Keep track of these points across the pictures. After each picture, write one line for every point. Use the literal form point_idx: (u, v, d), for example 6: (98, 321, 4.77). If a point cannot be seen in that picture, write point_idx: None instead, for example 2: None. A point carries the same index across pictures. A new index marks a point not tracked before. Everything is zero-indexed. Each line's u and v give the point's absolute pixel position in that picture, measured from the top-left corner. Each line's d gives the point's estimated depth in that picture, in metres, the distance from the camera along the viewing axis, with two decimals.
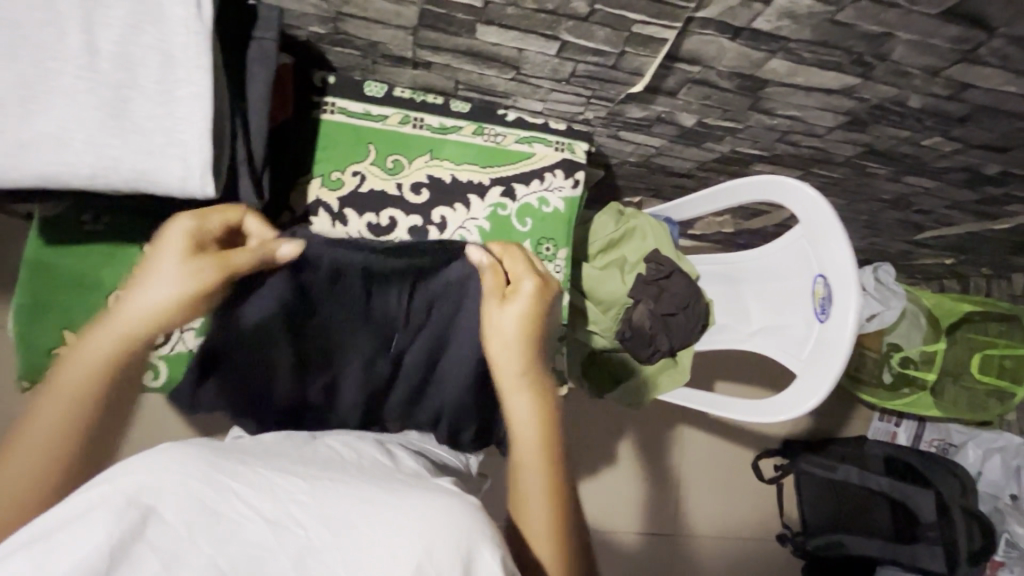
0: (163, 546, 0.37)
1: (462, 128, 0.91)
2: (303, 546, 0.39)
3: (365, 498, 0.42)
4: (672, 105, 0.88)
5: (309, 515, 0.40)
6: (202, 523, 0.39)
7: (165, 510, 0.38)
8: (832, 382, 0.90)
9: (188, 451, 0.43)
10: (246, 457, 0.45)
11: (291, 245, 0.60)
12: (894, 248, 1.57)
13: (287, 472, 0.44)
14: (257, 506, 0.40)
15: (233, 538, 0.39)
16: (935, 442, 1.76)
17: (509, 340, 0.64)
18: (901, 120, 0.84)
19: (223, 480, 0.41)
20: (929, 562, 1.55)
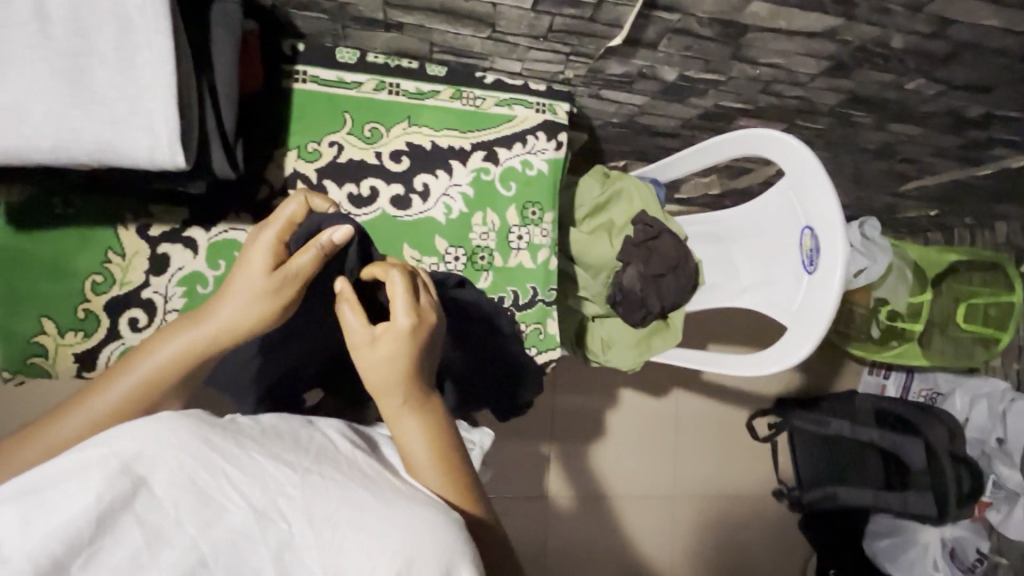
0: (149, 522, 0.36)
1: (440, 92, 0.89)
2: (284, 542, 0.38)
3: (356, 498, 0.42)
4: (652, 58, 0.87)
5: (297, 510, 0.40)
6: (190, 503, 0.38)
7: (155, 483, 0.37)
8: (822, 332, 0.91)
9: (184, 423, 0.41)
10: (243, 433, 0.44)
11: (341, 230, 0.58)
12: (879, 201, 1.57)
13: (280, 458, 0.43)
14: (246, 494, 0.39)
15: (218, 522, 0.38)
16: (924, 392, 1.79)
17: (384, 374, 0.54)
18: (884, 63, 0.83)
19: (217, 459, 0.40)
20: (921, 507, 1.58)
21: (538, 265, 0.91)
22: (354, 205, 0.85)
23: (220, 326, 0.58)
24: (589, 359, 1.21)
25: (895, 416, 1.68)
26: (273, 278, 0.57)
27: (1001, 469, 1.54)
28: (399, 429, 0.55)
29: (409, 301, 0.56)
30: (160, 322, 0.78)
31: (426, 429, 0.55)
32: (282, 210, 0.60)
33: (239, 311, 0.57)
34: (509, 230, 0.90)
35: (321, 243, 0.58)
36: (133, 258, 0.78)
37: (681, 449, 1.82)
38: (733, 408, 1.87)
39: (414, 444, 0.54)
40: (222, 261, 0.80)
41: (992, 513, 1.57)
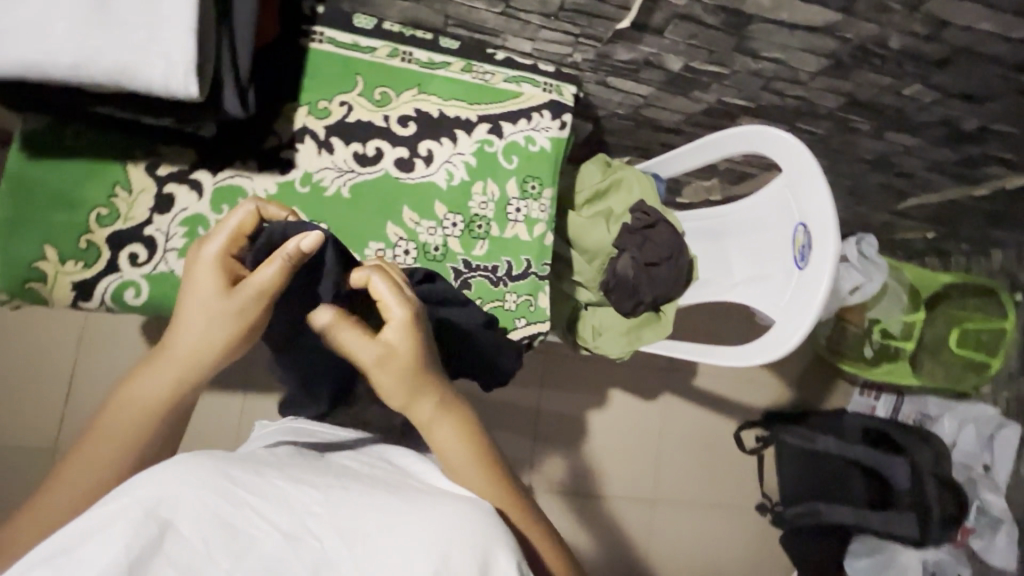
0: (181, 562, 0.37)
1: (451, 64, 0.92)
2: (318, 560, 0.40)
3: (384, 511, 0.44)
4: (658, 45, 0.89)
5: (325, 526, 0.42)
6: (219, 538, 0.39)
7: (181, 525, 0.38)
8: (811, 323, 0.93)
9: (200, 463, 0.43)
10: (260, 470, 0.46)
11: (309, 237, 0.55)
12: (877, 219, 1.59)
13: (300, 483, 0.45)
14: (271, 519, 0.41)
15: (249, 552, 0.39)
16: (912, 415, 1.77)
17: (406, 387, 0.58)
18: (882, 65, 0.86)
19: (239, 494, 0.42)
20: (903, 529, 1.54)
21: (533, 239, 0.93)
22: (359, 163, 0.88)
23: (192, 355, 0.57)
24: (579, 345, 1.22)
25: (880, 434, 1.69)
26: (234, 299, 0.56)
27: (986, 495, 1.56)
28: (435, 436, 0.60)
29: (400, 296, 0.59)
30: (160, 259, 0.80)
31: (458, 432, 0.60)
32: (225, 221, 0.59)
33: (212, 333, 0.57)
34: (508, 202, 0.92)
35: (287, 251, 0.55)
36: (139, 195, 0.80)
37: (669, 454, 1.81)
38: (721, 418, 1.86)
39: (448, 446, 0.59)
40: (225, 206, 0.82)
41: (974, 540, 1.58)
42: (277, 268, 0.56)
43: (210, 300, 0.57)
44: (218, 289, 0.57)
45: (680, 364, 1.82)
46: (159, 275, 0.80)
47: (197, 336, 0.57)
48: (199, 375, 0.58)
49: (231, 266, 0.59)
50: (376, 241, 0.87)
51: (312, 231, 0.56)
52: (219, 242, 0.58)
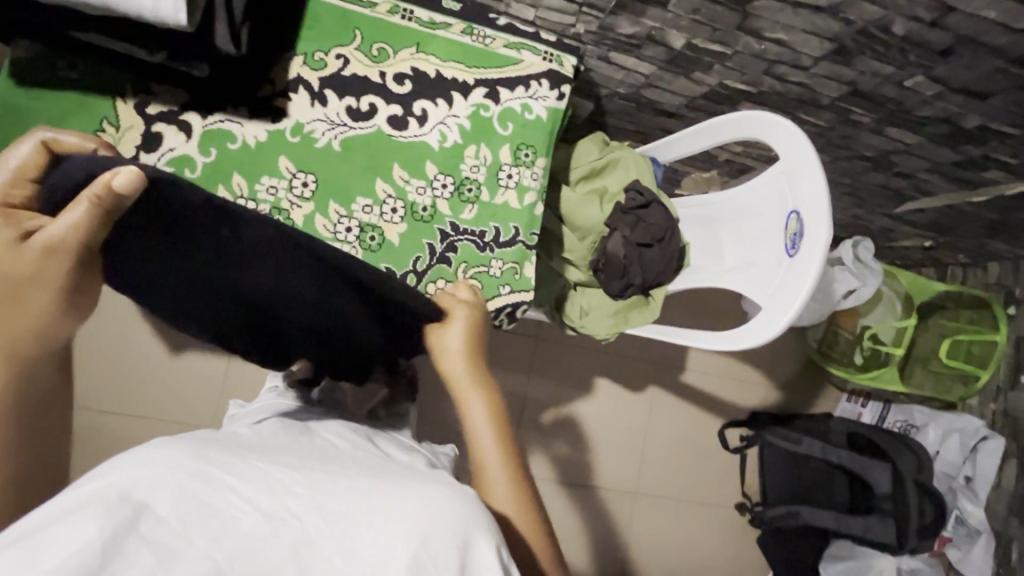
0: (156, 541, 0.42)
1: (451, 26, 0.91)
2: (298, 535, 0.45)
3: (356, 495, 0.49)
4: (661, 19, 0.88)
5: (303, 505, 0.47)
6: (197, 520, 0.44)
7: (159, 507, 0.44)
8: (797, 308, 0.92)
9: (176, 457, 0.49)
10: (235, 459, 0.51)
11: (119, 174, 0.51)
12: (874, 223, 1.58)
13: (278, 469, 0.51)
14: (251, 502, 0.47)
15: (225, 534, 0.44)
16: (898, 423, 1.76)
17: (456, 352, 0.78)
18: (885, 52, 0.85)
19: (217, 479, 0.47)
20: (881, 535, 1.56)
21: (523, 207, 0.92)
22: (351, 118, 0.87)
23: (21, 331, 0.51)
24: (565, 325, 1.21)
25: (865, 439, 1.68)
26: (29, 250, 0.51)
27: (966, 506, 1.56)
28: (468, 409, 0.73)
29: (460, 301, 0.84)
30: None
31: (489, 416, 0.72)
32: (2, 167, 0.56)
33: (26, 300, 0.51)
34: (500, 168, 0.92)
35: (94, 196, 0.51)
36: (126, 132, 0.79)
37: (652, 448, 1.80)
38: (706, 414, 1.85)
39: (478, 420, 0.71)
40: (213, 149, 0.82)
41: (951, 550, 1.58)
42: (88, 211, 0.52)
43: (7, 257, 0.50)
44: (9, 244, 0.50)
45: (669, 357, 1.82)
46: None
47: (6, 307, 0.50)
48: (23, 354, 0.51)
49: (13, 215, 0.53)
50: (363, 198, 0.87)
51: (123, 168, 0.51)
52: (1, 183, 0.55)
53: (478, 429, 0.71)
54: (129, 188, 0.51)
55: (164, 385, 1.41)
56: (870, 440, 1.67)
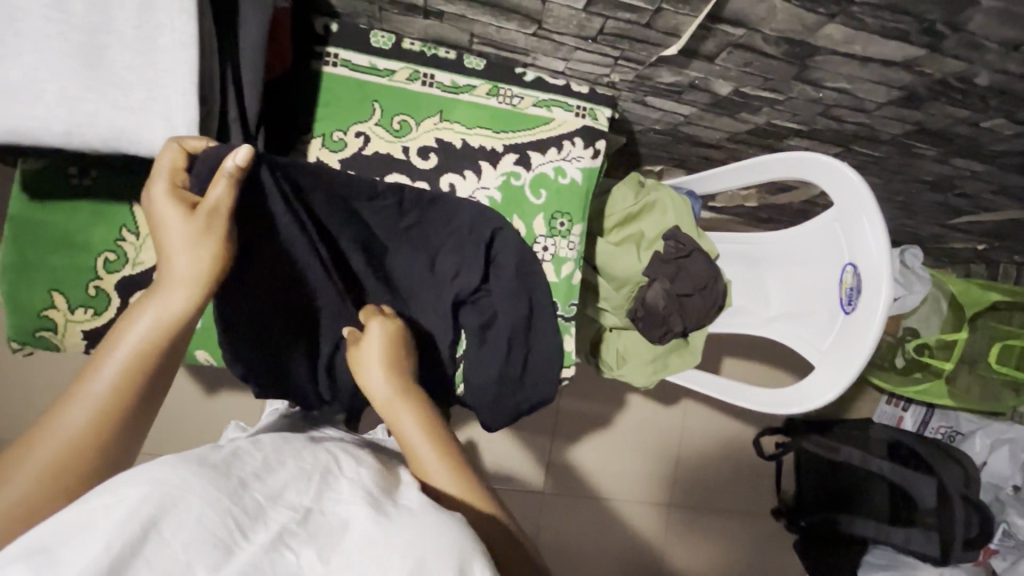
0: (161, 568, 0.32)
1: (475, 87, 0.84)
2: (297, 573, 0.35)
3: (363, 519, 0.40)
4: (707, 71, 0.80)
5: (308, 541, 0.37)
6: (202, 546, 0.34)
7: (165, 527, 0.34)
8: (853, 375, 0.87)
9: (180, 464, 0.39)
10: (245, 476, 0.41)
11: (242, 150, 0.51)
12: (925, 230, 1.47)
13: (284, 495, 0.40)
14: (254, 531, 0.36)
15: (231, 563, 0.34)
16: (942, 430, 1.66)
17: (379, 371, 0.63)
18: (962, 99, 0.77)
19: (223, 502, 0.37)
20: (923, 546, 1.44)
21: (561, 279, 0.87)
22: None
23: (196, 277, 0.52)
24: (601, 369, 1.14)
25: (907, 450, 1.52)
26: (196, 218, 0.51)
27: (1015, 519, 1.45)
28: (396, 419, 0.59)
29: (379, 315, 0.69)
30: None
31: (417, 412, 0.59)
32: (159, 159, 0.53)
33: (186, 258, 0.51)
34: (535, 240, 0.86)
35: (229, 171, 0.51)
36: (146, 239, 0.75)
37: (690, 456, 1.70)
38: (748, 426, 1.75)
39: (409, 427, 0.57)
40: None
41: (997, 560, 1.50)
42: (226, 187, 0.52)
43: (176, 228, 0.51)
44: (178, 219, 0.51)
45: None
46: None
47: (178, 269, 0.51)
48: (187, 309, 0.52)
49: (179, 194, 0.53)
50: None
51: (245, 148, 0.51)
52: (160, 178, 0.53)
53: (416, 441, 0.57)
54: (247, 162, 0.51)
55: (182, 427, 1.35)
56: (916, 451, 1.49)
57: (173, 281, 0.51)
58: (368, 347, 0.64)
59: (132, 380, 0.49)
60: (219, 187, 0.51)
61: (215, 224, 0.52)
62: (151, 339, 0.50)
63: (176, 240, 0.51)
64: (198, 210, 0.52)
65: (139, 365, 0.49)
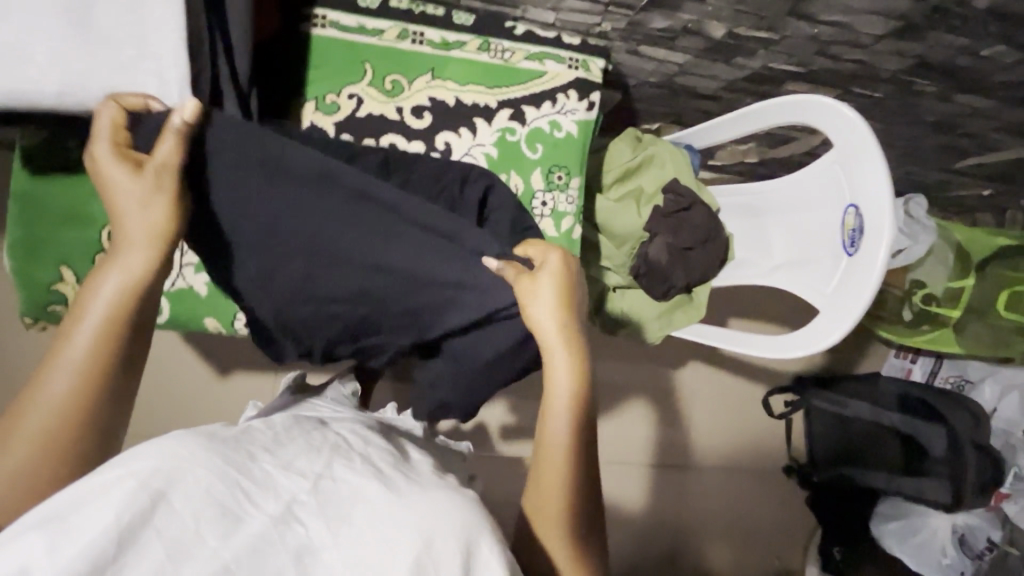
0: (171, 536, 0.33)
1: (466, 43, 0.83)
2: (304, 544, 0.36)
3: (369, 493, 0.40)
4: (700, 12, 0.79)
5: (317, 511, 0.38)
6: (211, 517, 0.35)
7: (175, 497, 0.34)
8: (856, 319, 0.87)
9: (188, 438, 0.39)
10: (255, 449, 0.42)
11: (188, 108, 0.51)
12: (929, 178, 1.46)
13: (292, 466, 0.41)
14: (262, 502, 0.37)
15: (240, 532, 0.35)
16: (951, 378, 1.65)
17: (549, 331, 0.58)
18: (962, 24, 0.76)
19: (232, 472, 0.38)
20: (934, 494, 1.39)
21: (561, 234, 0.87)
22: None
23: (156, 234, 0.49)
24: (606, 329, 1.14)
25: (919, 402, 1.50)
26: (146, 175, 0.50)
27: None
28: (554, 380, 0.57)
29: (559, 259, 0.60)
30: (177, 275, 0.78)
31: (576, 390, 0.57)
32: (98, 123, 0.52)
33: (143, 215, 0.49)
34: (533, 195, 0.86)
35: (177, 126, 0.52)
36: None
37: (700, 416, 1.71)
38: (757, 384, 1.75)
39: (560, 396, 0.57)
40: None
41: (1008, 504, 1.41)
42: (175, 143, 0.52)
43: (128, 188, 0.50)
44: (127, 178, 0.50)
45: None
46: (177, 292, 0.78)
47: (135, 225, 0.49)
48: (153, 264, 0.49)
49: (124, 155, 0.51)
50: None
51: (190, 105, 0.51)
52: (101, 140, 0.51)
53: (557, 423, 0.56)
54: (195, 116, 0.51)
55: (190, 410, 1.35)
56: (925, 401, 1.48)
57: (136, 239, 0.49)
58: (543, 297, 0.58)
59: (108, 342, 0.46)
60: (172, 144, 0.51)
61: (168, 180, 0.51)
62: (119, 296, 0.47)
63: (129, 200, 0.50)
64: (148, 168, 0.51)
65: (111, 327, 0.46)
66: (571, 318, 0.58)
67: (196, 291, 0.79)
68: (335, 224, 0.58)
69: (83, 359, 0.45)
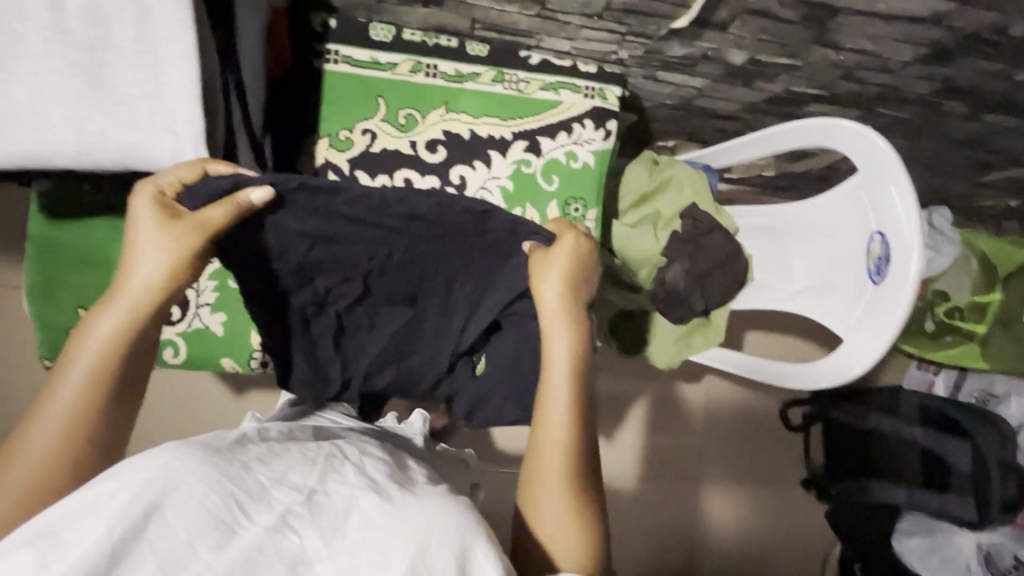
0: (163, 548, 0.34)
1: (481, 74, 0.82)
2: (296, 556, 0.36)
3: (360, 506, 0.40)
4: (720, 41, 0.77)
5: (310, 522, 0.38)
6: (202, 529, 0.36)
7: (168, 509, 0.36)
8: (881, 350, 0.84)
9: (183, 449, 0.40)
10: (251, 460, 0.42)
11: (261, 190, 0.51)
12: (953, 190, 1.41)
13: (286, 478, 0.41)
14: (256, 516, 0.38)
15: (230, 545, 0.36)
16: (975, 394, 1.48)
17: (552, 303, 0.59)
18: (996, 51, 0.73)
19: (227, 484, 0.38)
20: (960, 512, 1.28)
21: None
22: None
23: (158, 284, 0.51)
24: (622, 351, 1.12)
25: (941, 415, 1.36)
26: (170, 226, 0.51)
27: None
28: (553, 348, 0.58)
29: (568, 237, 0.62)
30: (193, 315, 0.78)
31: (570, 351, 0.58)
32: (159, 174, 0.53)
33: (151, 263, 0.51)
34: None
35: (238, 203, 0.51)
36: None
37: (724, 433, 1.59)
38: None
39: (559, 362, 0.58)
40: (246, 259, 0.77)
41: None
42: (226, 211, 0.51)
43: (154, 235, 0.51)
44: (158, 226, 0.51)
45: None
46: (193, 332, 0.78)
47: (143, 274, 0.50)
48: (151, 313, 0.51)
49: (165, 202, 0.52)
50: None
51: (263, 186, 0.51)
52: (149, 189, 0.52)
53: (555, 381, 0.57)
54: (262, 202, 0.52)
55: None
56: (947, 415, 1.35)
57: (138, 286, 0.51)
58: (548, 267, 0.60)
59: (103, 379, 0.49)
60: (224, 214, 0.51)
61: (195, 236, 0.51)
62: (116, 338, 0.50)
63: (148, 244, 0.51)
64: (178, 219, 0.51)
65: (108, 366, 0.49)
66: (576, 288, 0.60)
67: (212, 331, 0.78)
68: (407, 223, 0.58)
69: (84, 384, 0.48)
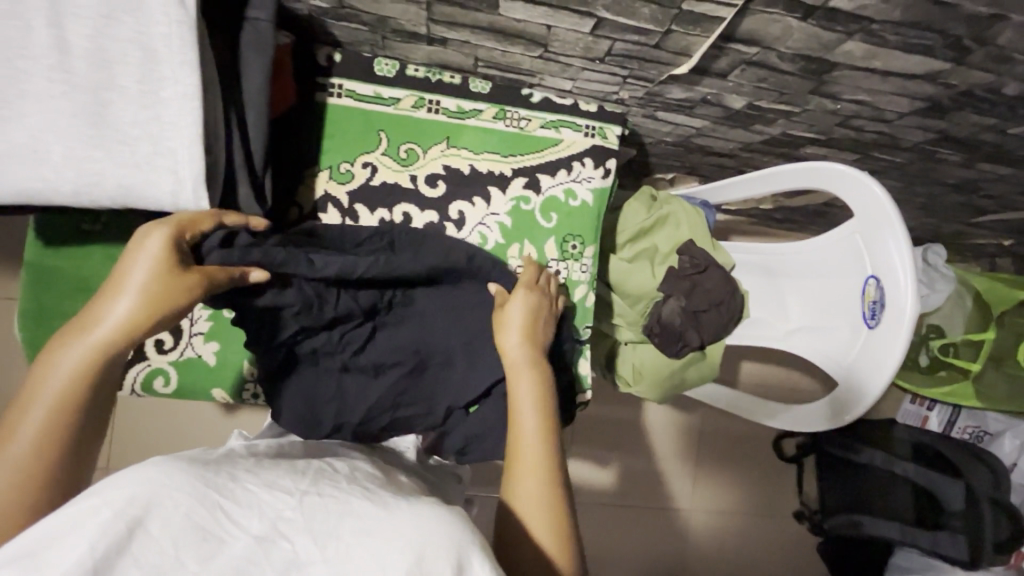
0: (149, 562, 0.33)
1: (482, 111, 0.83)
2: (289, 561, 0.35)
3: (353, 510, 0.39)
4: (719, 87, 0.78)
5: (302, 528, 0.37)
6: (188, 541, 0.35)
7: (153, 523, 0.35)
8: (875, 394, 0.84)
9: (172, 462, 0.39)
10: (238, 471, 0.41)
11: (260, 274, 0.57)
12: (948, 228, 1.43)
13: (276, 483, 0.40)
14: (244, 524, 0.37)
15: (217, 556, 0.35)
16: (968, 429, 1.44)
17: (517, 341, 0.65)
18: (991, 108, 0.74)
19: (213, 495, 0.37)
20: (950, 551, 1.26)
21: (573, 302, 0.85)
22: None
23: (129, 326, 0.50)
24: (617, 382, 1.11)
25: (934, 452, 1.33)
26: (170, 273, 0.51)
27: None
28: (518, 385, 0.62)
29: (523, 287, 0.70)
30: (186, 344, 0.77)
31: (536, 390, 0.61)
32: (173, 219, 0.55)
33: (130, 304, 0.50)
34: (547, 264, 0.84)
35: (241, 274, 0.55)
36: None
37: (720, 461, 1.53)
38: None
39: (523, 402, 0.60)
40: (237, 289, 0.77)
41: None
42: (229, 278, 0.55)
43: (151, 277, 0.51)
44: (162, 272, 0.51)
45: None
46: (186, 362, 0.77)
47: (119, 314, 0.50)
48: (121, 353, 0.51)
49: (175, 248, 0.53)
50: None
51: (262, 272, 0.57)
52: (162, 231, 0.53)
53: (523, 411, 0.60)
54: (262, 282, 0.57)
55: None
56: (937, 451, 1.33)
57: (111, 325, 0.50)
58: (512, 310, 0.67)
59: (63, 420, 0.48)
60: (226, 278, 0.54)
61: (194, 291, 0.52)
62: (79, 376, 0.49)
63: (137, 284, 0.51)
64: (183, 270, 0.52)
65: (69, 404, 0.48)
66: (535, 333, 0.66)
67: (203, 360, 0.78)
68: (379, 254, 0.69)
69: (44, 418, 0.47)
